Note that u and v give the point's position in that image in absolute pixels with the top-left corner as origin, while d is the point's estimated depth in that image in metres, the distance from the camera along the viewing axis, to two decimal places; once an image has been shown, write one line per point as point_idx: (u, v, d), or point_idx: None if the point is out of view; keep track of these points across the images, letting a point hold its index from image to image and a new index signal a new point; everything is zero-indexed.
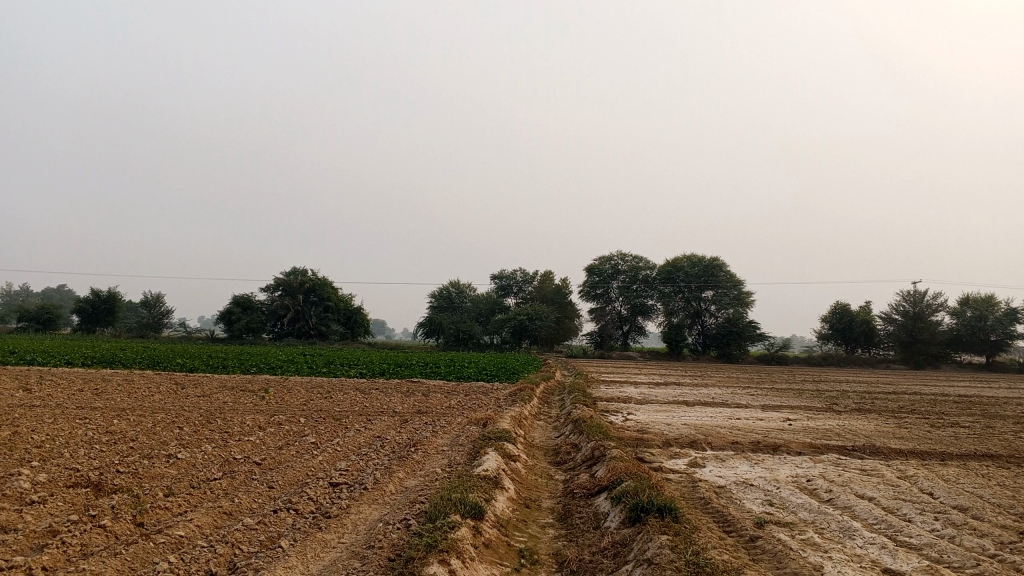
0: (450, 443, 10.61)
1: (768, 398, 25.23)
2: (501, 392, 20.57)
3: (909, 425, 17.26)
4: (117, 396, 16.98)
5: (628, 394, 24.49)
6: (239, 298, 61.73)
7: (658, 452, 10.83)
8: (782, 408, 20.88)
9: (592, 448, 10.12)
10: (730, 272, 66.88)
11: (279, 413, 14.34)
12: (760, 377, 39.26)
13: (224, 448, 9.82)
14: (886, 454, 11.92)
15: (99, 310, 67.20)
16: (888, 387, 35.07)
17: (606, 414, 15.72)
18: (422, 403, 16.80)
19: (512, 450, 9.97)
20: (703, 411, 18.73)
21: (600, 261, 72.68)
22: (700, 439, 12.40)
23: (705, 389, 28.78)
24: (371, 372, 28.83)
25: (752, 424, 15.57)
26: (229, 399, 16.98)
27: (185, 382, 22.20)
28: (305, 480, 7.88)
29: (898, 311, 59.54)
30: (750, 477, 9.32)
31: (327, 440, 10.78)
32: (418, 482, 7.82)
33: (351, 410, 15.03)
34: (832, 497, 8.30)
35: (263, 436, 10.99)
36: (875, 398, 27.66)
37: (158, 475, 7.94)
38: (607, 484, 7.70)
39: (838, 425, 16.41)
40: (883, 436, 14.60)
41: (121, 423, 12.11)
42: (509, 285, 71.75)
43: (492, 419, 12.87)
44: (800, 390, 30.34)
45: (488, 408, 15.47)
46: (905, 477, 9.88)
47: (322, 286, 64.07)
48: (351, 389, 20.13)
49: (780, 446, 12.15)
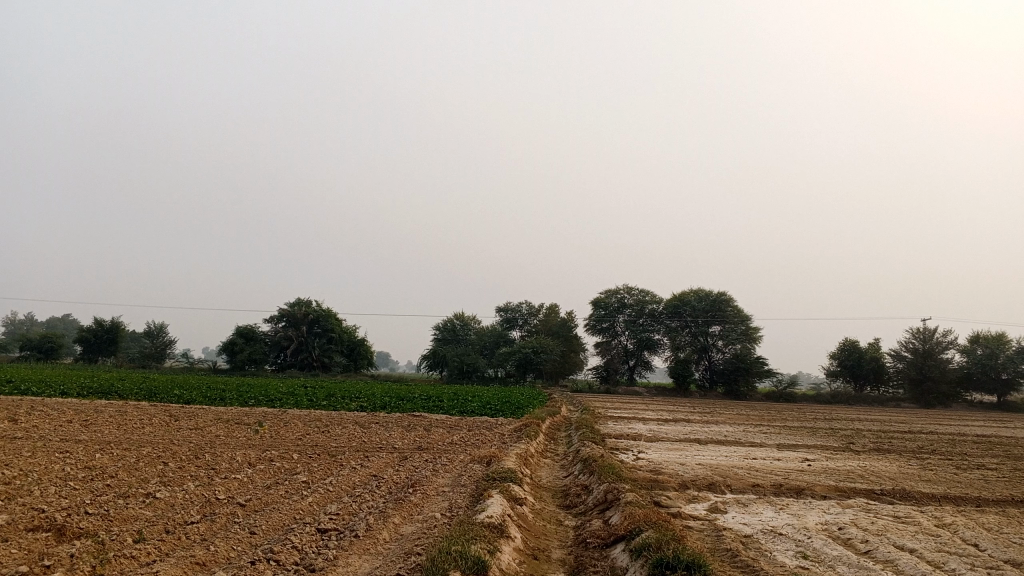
0: (452, 483, 9.89)
1: (782, 436, 24.35)
2: (506, 427, 19.90)
3: (933, 466, 16.42)
4: (106, 428, 16.30)
5: (636, 430, 23.62)
6: (243, 329, 61.16)
7: (675, 495, 10.11)
8: (797, 447, 20.06)
9: (605, 491, 9.39)
10: (738, 306, 66.05)
11: (273, 447, 13.63)
12: (770, 414, 38.41)
13: (208, 487, 9.11)
14: (917, 499, 11.14)
15: (101, 339, 66.68)
16: (903, 426, 34.12)
17: (616, 453, 14.97)
18: (424, 438, 16.09)
19: (518, 492, 9.25)
20: (716, 450, 17.97)
21: (606, 295, 71.91)
22: (718, 480, 11.68)
23: (715, 426, 27.91)
24: (372, 404, 28.12)
25: (770, 465, 14.77)
26: (222, 432, 16.27)
27: (179, 414, 21.43)
28: (291, 525, 7.18)
29: (908, 348, 58.66)
30: (777, 525, 8.59)
31: (321, 479, 10.08)
32: (416, 529, 7.11)
33: (349, 445, 14.32)
34: (870, 548, 7.54)
35: (252, 474, 10.30)
36: (891, 437, 26.79)
37: (131, 517, 7.26)
38: (624, 534, 7.00)
39: (859, 467, 15.60)
40: (909, 478, 13.80)
41: (101, 457, 11.42)
42: (513, 318, 71.06)
43: (496, 458, 12.13)
44: (813, 428, 29.43)
45: (492, 445, 14.74)
46: (943, 526, 9.09)
47: (326, 318, 63.59)
48: (351, 423, 19.45)
49: (803, 490, 11.39)
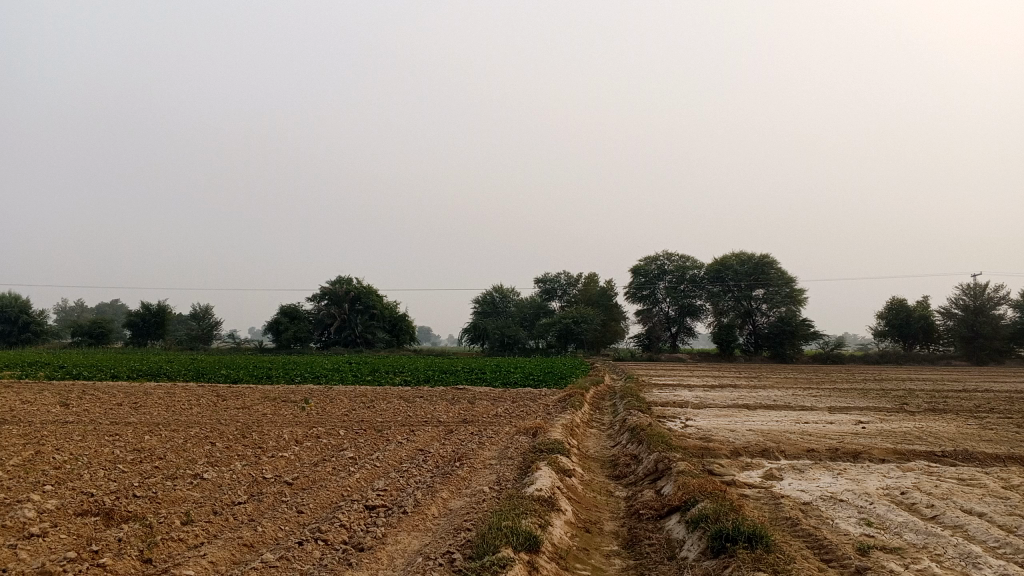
0: (499, 456, 9.74)
1: (832, 399, 23.83)
2: (550, 398, 19.74)
3: (994, 426, 15.85)
4: (154, 410, 16.46)
5: (682, 398, 23.32)
6: (286, 308, 61.75)
7: (727, 462, 9.85)
8: (850, 410, 19.58)
9: (655, 460, 9.16)
10: (781, 269, 64.90)
11: (318, 424, 13.62)
12: (818, 377, 37.78)
13: (255, 466, 9.07)
14: (981, 460, 10.71)
15: (149, 323, 67.89)
16: (956, 385, 33.32)
17: (664, 420, 14.69)
18: (468, 411, 15.98)
19: (566, 464, 9.06)
20: (766, 415, 17.59)
21: (646, 262, 71.21)
22: (771, 446, 11.37)
23: (762, 391, 27.46)
24: (416, 379, 28.17)
25: (823, 429, 14.39)
26: (268, 411, 16.34)
27: (226, 394, 21.66)
28: (338, 503, 7.08)
29: (958, 305, 57.18)
30: (836, 491, 8.30)
31: (367, 455, 10.00)
32: (465, 503, 6.97)
33: (394, 420, 14.26)
34: (937, 514, 7.20)
35: (298, 452, 10.26)
36: (946, 396, 26.09)
37: (179, 499, 7.22)
38: (679, 504, 6.78)
39: (916, 428, 15.13)
40: (970, 439, 13.31)
41: (150, 439, 11.48)
42: (553, 288, 70.79)
43: (542, 429, 11.96)
44: (864, 390, 28.82)
45: (537, 416, 14.57)
46: (1011, 487, 8.71)
47: (367, 295, 63.93)
48: (395, 398, 19.41)
49: (860, 453, 11.04)
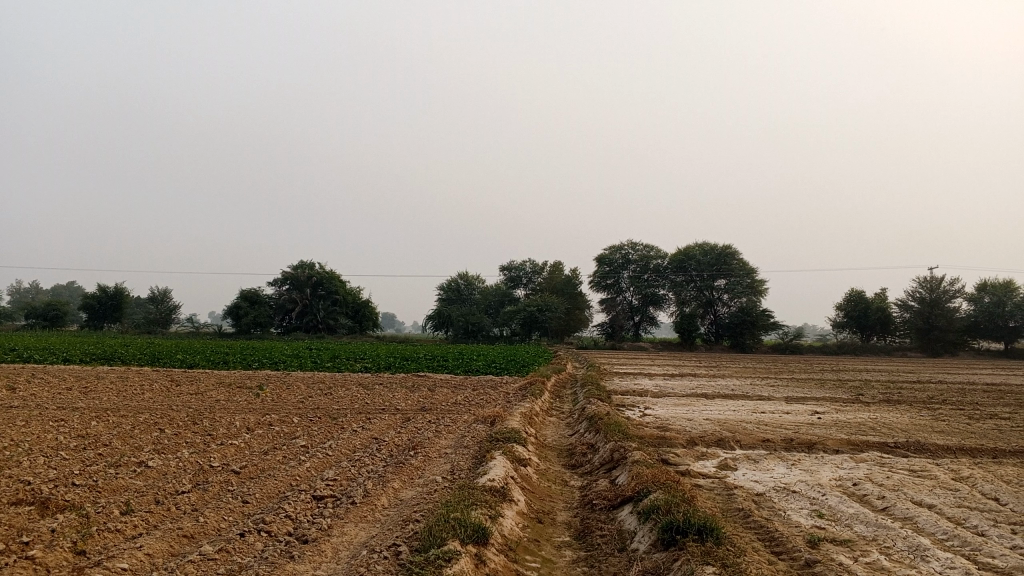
0: (455, 445, 9.63)
1: (791, 389, 24.09)
2: (511, 386, 19.68)
3: (946, 417, 16.11)
4: (105, 395, 16.07)
5: (642, 386, 23.42)
6: (247, 293, 60.94)
7: (684, 452, 9.84)
8: (807, 400, 19.79)
9: (611, 450, 9.11)
10: (743, 260, 65.52)
11: (273, 411, 13.40)
12: (777, 367, 38.23)
13: (203, 454, 8.85)
14: (933, 452, 10.84)
15: (106, 306, 66.63)
16: (911, 376, 33.93)
17: (623, 409, 14.69)
18: (427, 399, 15.83)
19: (522, 453, 8.97)
20: (725, 404, 17.70)
21: (610, 251, 71.41)
22: (728, 436, 11.40)
23: (721, 381, 27.69)
24: (377, 366, 27.93)
25: (779, 419, 14.49)
26: (223, 397, 16.04)
27: (182, 379, 21.26)
28: (286, 492, 6.92)
29: (915, 298, 58.25)
30: (789, 482, 8.32)
31: (320, 443, 9.82)
32: (416, 494, 6.84)
33: (351, 407, 14.07)
34: (887, 505, 7.25)
35: (249, 439, 10.04)
36: (901, 387, 26.55)
37: (119, 488, 7.00)
38: (632, 495, 6.73)
39: (871, 418, 15.31)
40: (923, 430, 13.51)
41: (97, 425, 11.17)
42: (517, 276, 70.74)
43: (500, 417, 11.87)
44: (821, 380, 29.20)
45: (496, 404, 14.48)
46: (960, 479, 8.81)
47: (329, 280, 63.32)
48: (354, 385, 19.23)
49: (816, 444, 11.10)
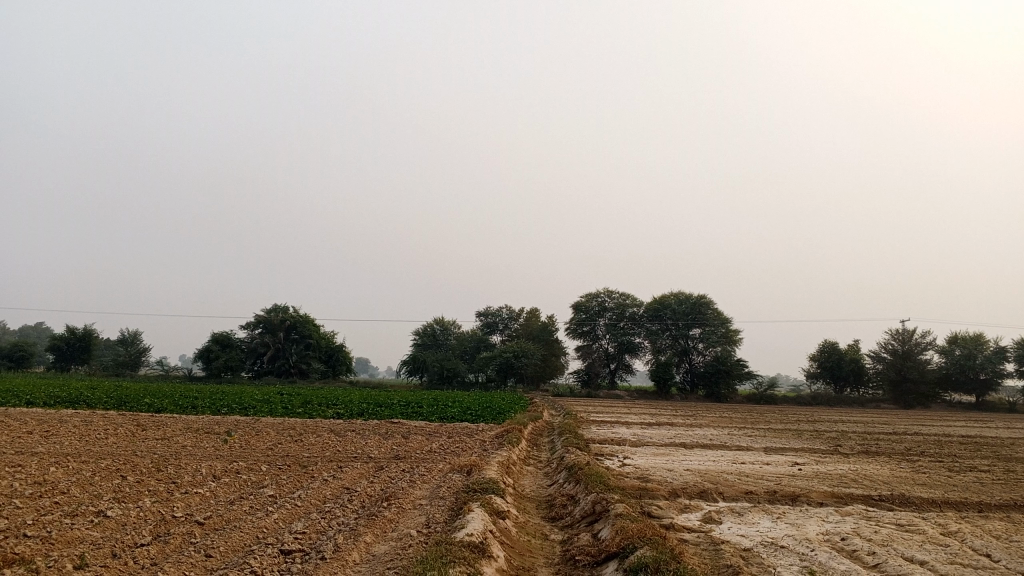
0: (430, 495, 9.29)
1: (769, 440, 23.89)
2: (487, 434, 19.32)
3: (926, 470, 15.96)
4: (66, 440, 15.49)
5: (619, 435, 23.11)
6: (218, 336, 60.04)
7: (666, 505, 9.57)
8: (786, 451, 19.60)
9: (592, 502, 8.83)
10: (718, 309, 65.84)
11: (242, 458, 12.95)
12: (753, 417, 38.12)
13: (166, 504, 8.45)
14: (918, 505, 10.64)
15: (74, 348, 65.36)
16: (886, 428, 33.91)
17: (601, 459, 14.40)
18: (401, 447, 15.44)
19: (500, 505, 8.65)
20: (703, 454, 17.46)
21: (586, 299, 71.48)
22: (710, 488, 11.15)
23: (698, 430, 27.45)
24: (349, 411, 27.45)
25: (760, 470, 14.27)
26: (190, 443, 15.55)
27: (148, 423, 20.64)
28: (253, 546, 6.55)
29: (887, 350, 58.66)
30: (776, 536, 8.07)
31: (289, 492, 9.43)
32: (390, 549, 6.51)
33: (321, 455, 13.66)
34: (879, 562, 7.01)
35: (215, 488, 9.64)
36: (878, 439, 26.49)
37: (75, 540, 6.60)
38: (616, 551, 6.45)
39: (851, 470, 15.13)
40: (905, 482, 13.33)
41: (55, 471, 10.70)
42: (493, 322, 70.48)
43: (477, 467, 11.53)
44: (798, 431, 29.04)
45: (472, 453, 14.13)
46: (949, 534, 8.61)
47: (303, 324, 62.64)
48: (326, 431, 18.78)
49: (799, 497, 10.87)
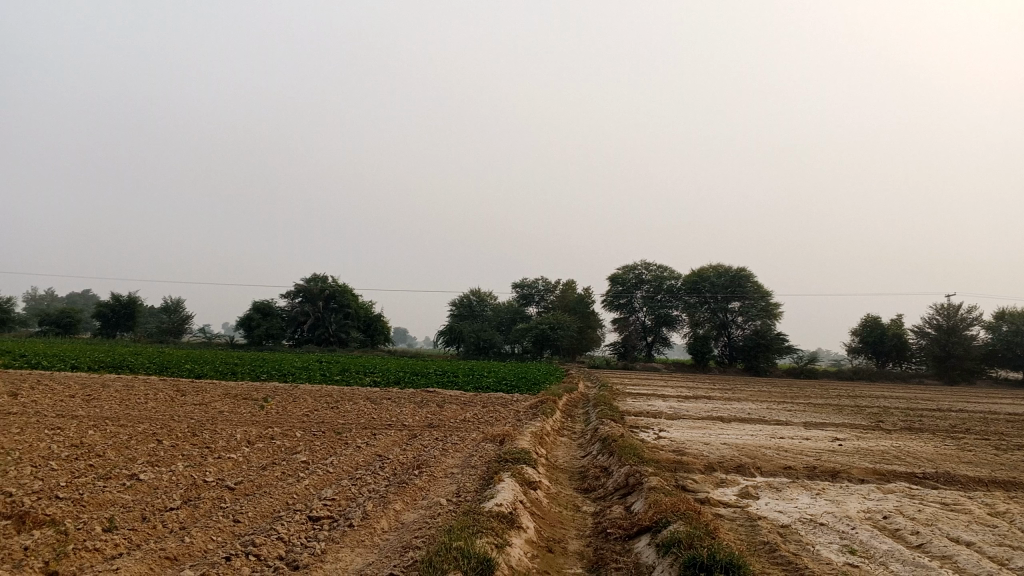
0: (462, 464, 9.21)
1: (808, 414, 23.51)
2: (522, 404, 19.24)
3: (972, 447, 15.52)
4: (107, 404, 15.72)
5: (656, 408, 22.87)
6: (259, 304, 60.73)
7: (702, 478, 9.37)
8: (825, 426, 19.22)
9: (625, 474, 8.67)
10: (758, 283, 64.92)
11: (276, 424, 12.99)
12: (792, 391, 37.61)
13: (199, 468, 8.47)
14: (964, 484, 10.31)
15: (119, 315, 66.66)
16: (930, 404, 33.18)
17: (636, 431, 14.21)
18: (435, 416, 15.39)
19: (532, 475, 8.53)
20: (741, 428, 17.18)
21: (624, 271, 70.95)
22: (747, 462, 10.92)
23: (736, 404, 27.10)
24: (385, 380, 27.57)
25: (799, 445, 13.97)
26: (227, 408, 15.69)
27: (187, 389, 20.88)
28: (281, 512, 6.51)
29: (931, 325, 57.42)
30: (815, 513, 7.83)
31: (321, 459, 9.42)
32: (418, 517, 6.42)
33: (355, 422, 13.65)
34: (922, 542, 6.76)
35: (248, 453, 9.66)
36: (921, 415, 25.94)
37: (107, 503, 6.61)
38: (649, 524, 6.29)
39: (893, 447, 14.76)
40: (950, 460, 12.96)
41: (93, 434, 10.80)
42: (530, 294, 70.35)
43: (510, 436, 11.41)
44: (838, 406, 28.55)
45: (506, 423, 14.04)
46: (996, 514, 8.30)
47: (342, 293, 63.09)
48: (361, 399, 18.85)
49: (839, 473, 10.60)
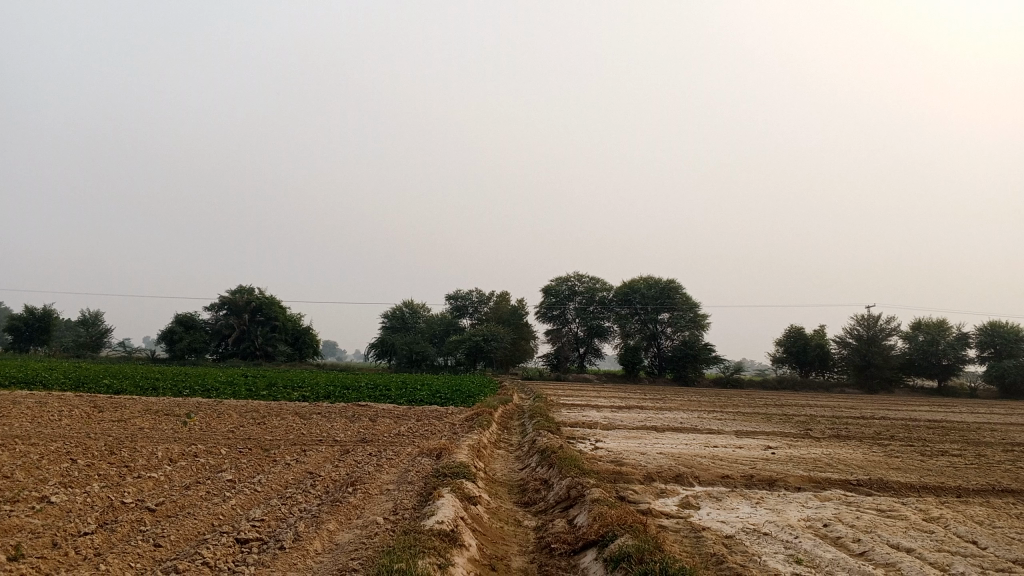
0: (398, 480, 8.88)
1: (739, 423, 23.81)
2: (456, 417, 18.99)
3: (899, 454, 15.88)
4: (17, 421, 14.84)
5: (591, 418, 22.83)
6: (182, 317, 58.88)
7: (643, 489, 9.25)
8: (757, 435, 19.46)
9: (567, 486, 8.48)
10: (687, 294, 66.00)
11: (200, 441, 12.42)
12: (721, 401, 38.18)
13: (116, 489, 7.94)
14: (897, 490, 10.46)
15: (32, 328, 63.78)
16: (854, 412, 34.04)
17: (574, 442, 14.10)
18: (368, 430, 14.99)
19: (472, 490, 8.28)
20: (676, 438, 17.22)
21: (556, 283, 71.29)
22: (686, 472, 10.87)
23: (669, 414, 27.28)
24: (315, 394, 26.89)
25: (734, 454, 14.05)
26: (147, 425, 14.95)
27: (105, 405, 19.91)
28: (207, 534, 6.12)
29: (852, 335, 59.20)
30: (757, 522, 7.78)
31: (249, 477, 8.98)
32: (354, 538, 6.10)
33: (285, 438, 13.17)
34: (865, 550, 6.75)
35: (170, 472, 9.14)
36: (846, 423, 26.57)
37: (12, 528, 6.10)
38: (595, 538, 6.12)
39: (825, 454, 14.99)
40: (879, 466, 13.20)
41: (0, 454, 10.11)
42: (463, 305, 70.05)
43: (447, 450, 11.11)
44: (768, 415, 29.03)
45: (442, 436, 13.72)
46: (931, 520, 8.40)
47: (269, 306, 61.66)
48: (291, 414, 18.28)
49: (776, 481, 10.64)
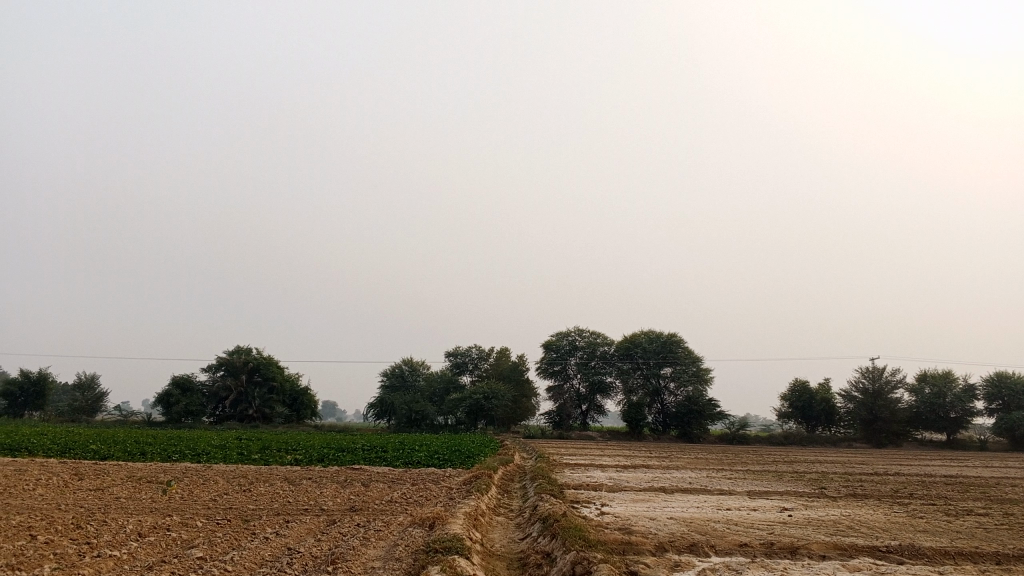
0: (386, 557, 8.07)
1: (749, 482, 22.82)
2: (454, 480, 18.11)
3: (924, 514, 14.94)
4: None
5: (595, 479, 21.85)
6: (179, 379, 57.98)
7: (655, 563, 8.41)
8: (770, 495, 18.52)
9: (571, 562, 7.67)
10: (689, 348, 65.31)
11: (177, 512, 11.57)
12: (729, 457, 37.13)
13: (69, 571, 7.09)
14: (931, 558, 9.58)
15: (28, 393, 62.76)
16: (866, 468, 32.97)
17: (578, 507, 13.22)
18: (359, 496, 14.12)
19: (466, 567, 7.47)
20: (685, 500, 16.30)
21: (557, 338, 70.52)
22: (700, 540, 10.01)
23: (676, 473, 26.25)
24: (308, 457, 26.06)
25: (749, 518, 13.13)
26: (124, 493, 14.09)
27: (87, 473, 19.04)
28: None
29: (858, 388, 58.06)
30: None
31: (222, 554, 8.16)
32: None
33: (268, 508, 12.28)
34: None
35: (133, 550, 8.27)
36: (860, 480, 25.62)
37: None
38: None
39: (843, 516, 14.11)
40: (907, 530, 12.28)
41: None
42: (463, 362, 69.12)
43: (441, 520, 10.26)
44: (778, 472, 27.99)
45: (437, 502, 12.87)
46: None
47: (267, 366, 60.79)
48: (279, 480, 17.44)
49: (799, 549, 9.79)
